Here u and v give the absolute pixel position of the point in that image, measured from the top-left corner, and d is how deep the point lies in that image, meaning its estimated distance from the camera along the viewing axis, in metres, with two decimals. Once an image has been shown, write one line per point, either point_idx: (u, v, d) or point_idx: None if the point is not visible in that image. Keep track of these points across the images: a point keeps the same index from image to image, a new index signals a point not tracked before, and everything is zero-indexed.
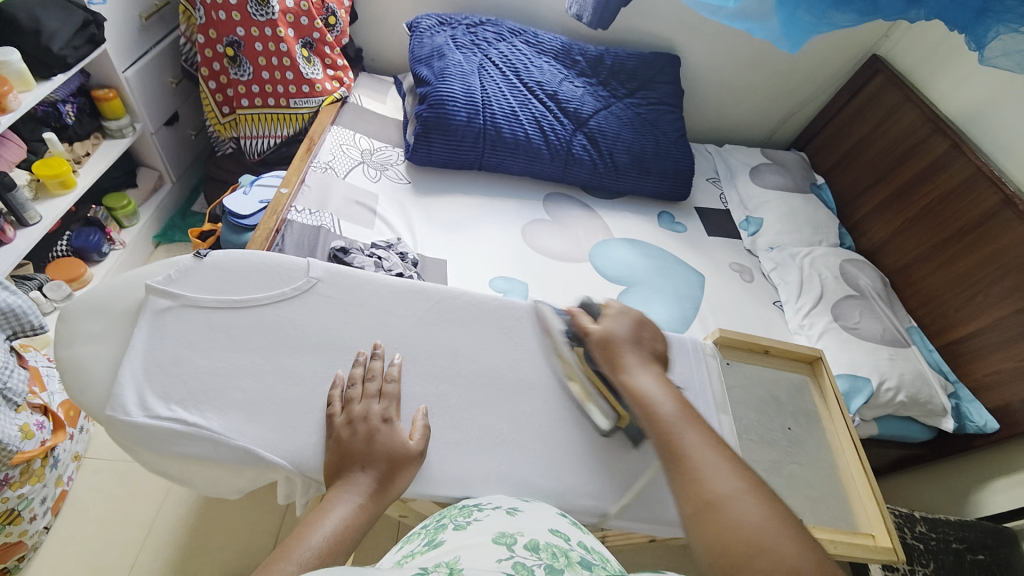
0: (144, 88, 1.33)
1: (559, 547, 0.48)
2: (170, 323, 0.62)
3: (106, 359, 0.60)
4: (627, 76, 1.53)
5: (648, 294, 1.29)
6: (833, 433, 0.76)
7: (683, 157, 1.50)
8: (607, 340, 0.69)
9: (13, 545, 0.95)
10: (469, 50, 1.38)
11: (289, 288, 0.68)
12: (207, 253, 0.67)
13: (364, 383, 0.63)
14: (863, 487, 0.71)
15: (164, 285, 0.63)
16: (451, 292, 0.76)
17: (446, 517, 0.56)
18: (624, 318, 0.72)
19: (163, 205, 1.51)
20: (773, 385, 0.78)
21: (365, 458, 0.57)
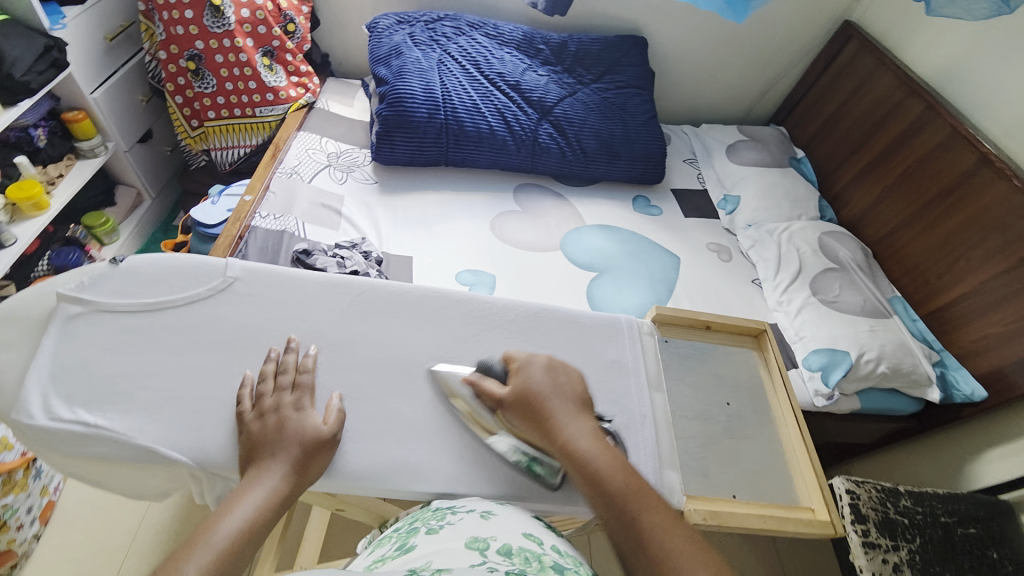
0: (113, 108, 1.36)
1: (532, 550, 0.49)
2: (81, 330, 0.62)
3: (15, 366, 0.60)
4: (592, 61, 1.51)
5: (621, 278, 1.27)
6: (777, 407, 0.74)
7: (654, 139, 1.48)
8: (522, 401, 0.62)
9: (4, 552, 0.99)
10: (427, 46, 1.38)
11: (204, 288, 0.68)
12: (122, 258, 0.67)
13: (277, 375, 0.62)
14: (803, 462, 0.69)
15: (77, 292, 0.63)
16: (377, 284, 0.75)
17: (418, 520, 0.58)
18: (536, 368, 0.64)
19: (143, 221, 1.54)
20: (716, 361, 0.77)
21: (274, 444, 0.56)
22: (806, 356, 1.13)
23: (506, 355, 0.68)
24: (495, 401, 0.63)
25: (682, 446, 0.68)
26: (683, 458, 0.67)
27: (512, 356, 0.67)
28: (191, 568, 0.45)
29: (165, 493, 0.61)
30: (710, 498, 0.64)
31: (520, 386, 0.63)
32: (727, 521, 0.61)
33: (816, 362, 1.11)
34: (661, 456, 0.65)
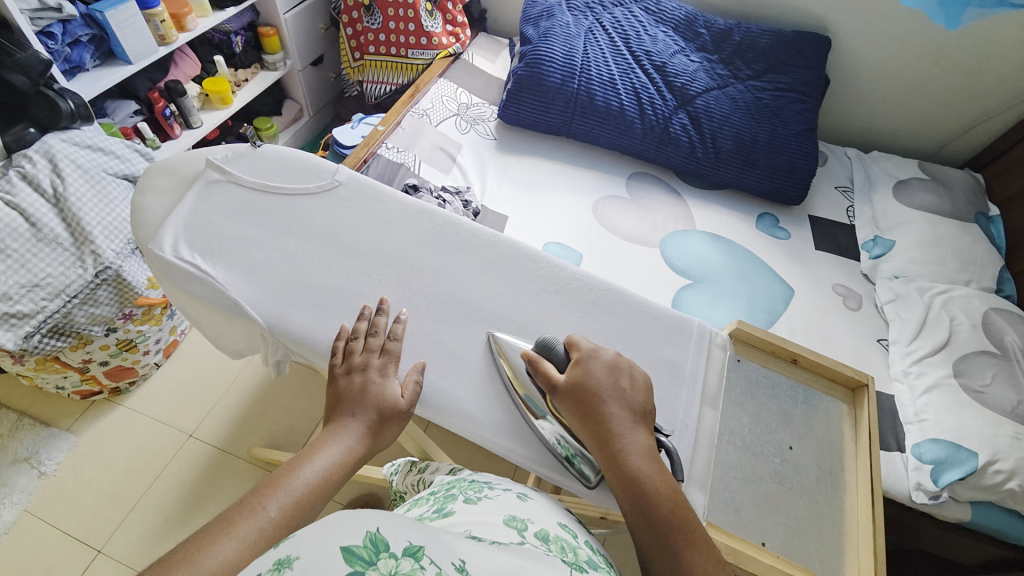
0: (298, 31, 1.55)
1: (566, 541, 0.50)
2: (216, 194, 0.72)
3: (161, 209, 0.71)
4: (755, 55, 1.35)
5: (716, 293, 1.16)
6: (849, 472, 0.64)
7: (803, 153, 1.30)
8: (577, 394, 0.57)
9: (129, 368, 1.20)
10: (581, 12, 1.35)
11: (314, 185, 0.74)
12: (261, 144, 0.77)
13: (367, 337, 0.62)
14: (863, 539, 0.59)
15: (221, 163, 0.74)
16: (455, 220, 0.75)
17: (454, 487, 0.59)
18: (600, 363, 0.59)
19: (297, 134, 1.76)
20: (787, 398, 0.68)
21: (355, 404, 0.58)
22: (919, 443, 0.94)
23: (570, 341, 0.62)
24: (546, 383, 0.59)
25: (722, 471, 0.62)
26: (716, 486, 0.61)
27: (576, 343, 0.61)
28: (272, 507, 0.48)
29: (243, 349, 0.70)
30: (738, 537, 0.58)
31: (578, 379, 0.58)
32: (744, 564, 0.56)
33: (929, 453, 0.91)
34: (694, 471, 0.59)
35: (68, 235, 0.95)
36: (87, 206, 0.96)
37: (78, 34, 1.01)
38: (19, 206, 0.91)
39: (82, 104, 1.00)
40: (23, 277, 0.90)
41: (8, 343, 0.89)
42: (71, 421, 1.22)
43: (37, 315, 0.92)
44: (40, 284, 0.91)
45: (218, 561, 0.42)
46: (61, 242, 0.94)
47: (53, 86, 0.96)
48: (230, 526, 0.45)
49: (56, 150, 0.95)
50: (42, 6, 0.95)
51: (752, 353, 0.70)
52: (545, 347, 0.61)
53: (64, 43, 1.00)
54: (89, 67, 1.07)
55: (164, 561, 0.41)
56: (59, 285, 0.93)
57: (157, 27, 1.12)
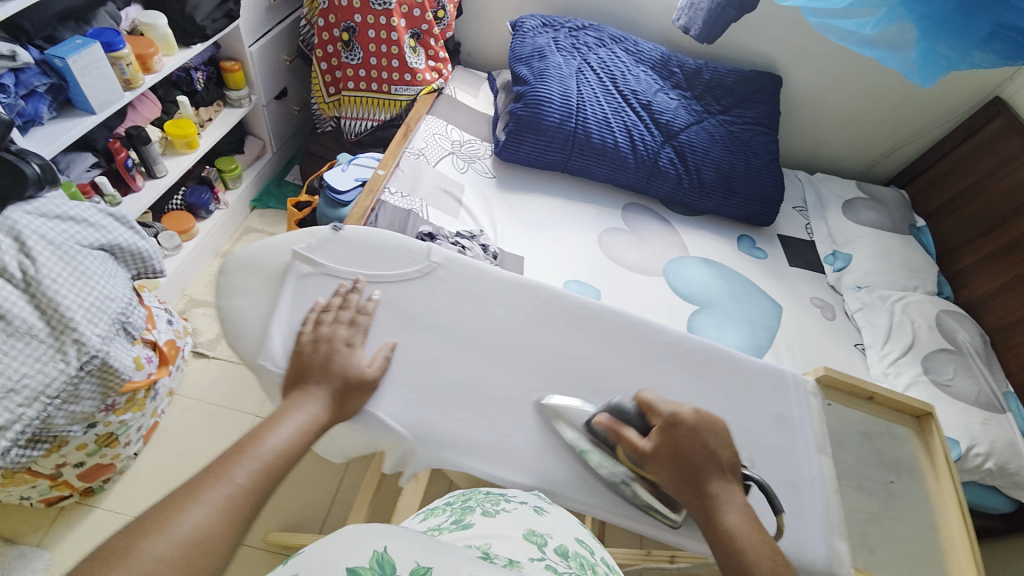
0: (263, 63, 1.43)
1: (585, 558, 0.47)
2: (310, 287, 0.72)
3: (260, 311, 0.70)
4: (723, 92, 1.48)
5: (721, 317, 1.24)
6: (937, 493, 0.76)
7: (773, 181, 1.43)
8: (671, 454, 0.59)
9: (106, 465, 1.05)
10: (569, 52, 1.39)
11: (412, 270, 0.76)
12: (342, 226, 0.77)
13: (338, 309, 0.68)
14: (964, 554, 0.71)
15: (307, 253, 0.74)
16: (557, 291, 0.79)
17: (471, 499, 0.56)
18: (683, 424, 0.60)
19: (261, 172, 1.62)
20: (874, 432, 0.79)
21: (320, 373, 0.61)
22: None
23: (642, 400, 0.63)
24: (632, 450, 0.60)
25: (849, 515, 0.72)
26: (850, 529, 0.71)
27: (649, 404, 0.62)
28: (241, 475, 0.48)
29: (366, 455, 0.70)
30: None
31: (669, 439, 0.59)
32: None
33: None
34: (831, 522, 0.66)
35: (43, 325, 0.80)
36: (65, 288, 0.82)
37: (34, 84, 0.89)
38: None
39: (47, 165, 0.85)
40: None
41: None
42: (41, 535, 1.04)
43: (12, 426, 0.77)
44: (16, 388, 0.77)
45: (190, 528, 0.42)
46: (36, 335, 0.79)
47: (12, 150, 0.81)
48: (195, 494, 0.45)
49: (22, 225, 0.81)
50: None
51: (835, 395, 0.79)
52: (617, 410, 0.63)
53: (18, 95, 0.88)
54: (45, 120, 0.94)
55: (126, 532, 0.41)
56: (38, 386, 0.79)
57: (123, 71, 1.01)
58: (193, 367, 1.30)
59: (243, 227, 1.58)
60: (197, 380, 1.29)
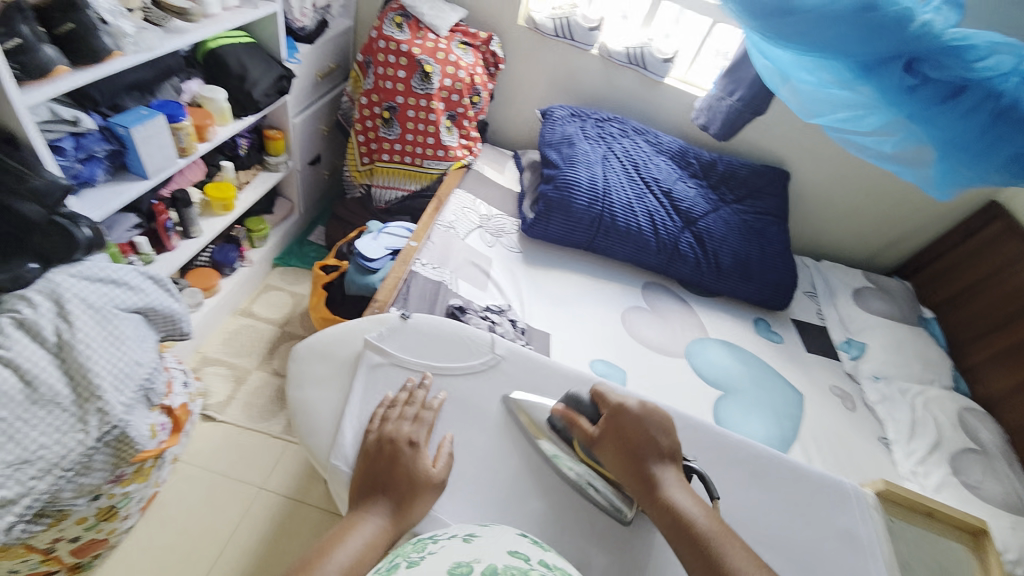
0: (304, 133, 1.51)
1: (518, 570, 0.43)
2: (380, 377, 0.76)
3: (331, 403, 0.73)
4: (737, 183, 1.58)
5: (746, 404, 1.22)
6: None
7: (786, 269, 1.49)
8: (615, 439, 0.67)
9: (100, 540, 0.97)
10: (595, 141, 1.52)
11: (479, 362, 0.80)
12: (410, 315, 0.83)
13: (403, 406, 0.71)
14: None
15: (377, 341, 0.79)
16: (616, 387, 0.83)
17: (397, 554, 0.48)
18: (629, 414, 0.68)
19: (287, 232, 1.65)
20: (938, 551, 0.78)
21: (386, 480, 0.61)
22: None
23: (597, 393, 0.72)
24: (583, 436, 0.69)
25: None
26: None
27: (601, 396, 0.71)
28: None
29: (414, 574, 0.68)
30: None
31: (613, 425, 0.68)
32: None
33: None
34: None
35: (68, 393, 0.76)
36: (96, 354, 0.79)
37: (93, 149, 0.92)
38: (13, 362, 0.72)
39: (97, 229, 0.86)
40: (8, 454, 0.70)
41: None
42: None
43: (20, 500, 0.71)
44: (30, 460, 0.72)
45: None
46: (60, 403, 0.75)
47: (66, 212, 0.82)
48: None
49: (64, 288, 0.80)
50: (55, 118, 0.85)
51: (896, 510, 0.80)
52: (573, 400, 0.73)
53: (76, 159, 0.91)
54: (98, 183, 0.97)
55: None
56: (53, 458, 0.74)
57: (180, 140, 1.06)
58: (199, 432, 1.25)
59: (262, 285, 1.57)
60: (201, 446, 1.23)
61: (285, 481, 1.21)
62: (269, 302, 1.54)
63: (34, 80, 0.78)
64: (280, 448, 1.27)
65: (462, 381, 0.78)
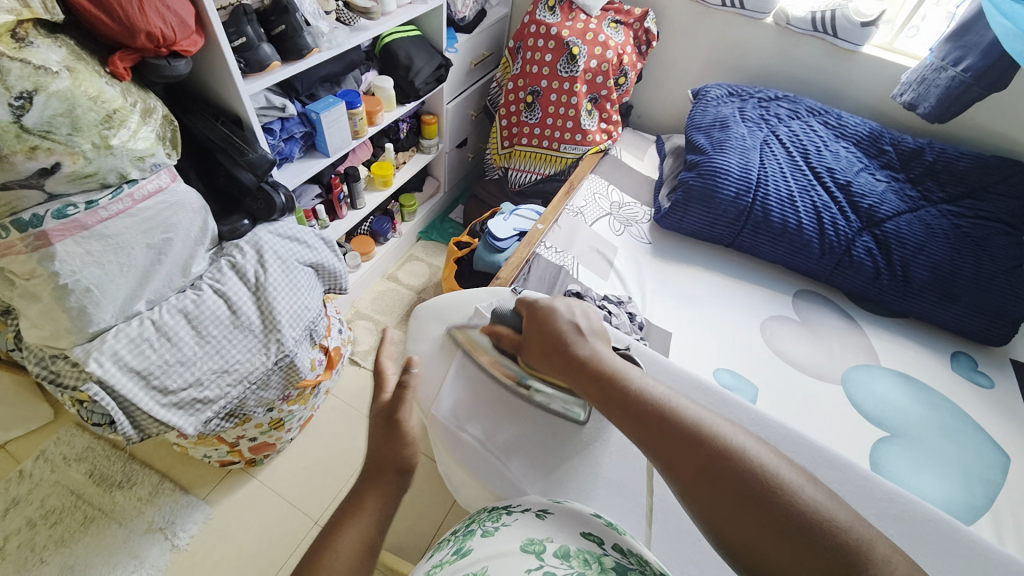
0: (455, 117, 1.64)
1: (591, 555, 0.46)
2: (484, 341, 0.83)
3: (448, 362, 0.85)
4: (951, 178, 1.23)
5: (919, 454, 0.98)
6: None
7: (1018, 293, 1.11)
8: (533, 332, 0.73)
9: (269, 444, 1.22)
10: (755, 123, 1.33)
11: None
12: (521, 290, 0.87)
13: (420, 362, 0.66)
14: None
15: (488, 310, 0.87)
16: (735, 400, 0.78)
17: (475, 521, 0.53)
18: (541, 308, 0.74)
19: (433, 209, 1.82)
20: None
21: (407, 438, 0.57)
22: None
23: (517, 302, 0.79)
24: (509, 341, 0.77)
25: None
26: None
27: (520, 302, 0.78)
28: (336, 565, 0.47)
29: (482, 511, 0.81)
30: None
31: (532, 327, 0.73)
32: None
33: None
34: None
35: (259, 323, 0.97)
36: (280, 295, 0.98)
37: (293, 131, 1.14)
38: (226, 293, 0.94)
39: (289, 196, 1.06)
40: (215, 363, 0.92)
41: (189, 428, 0.90)
42: (208, 490, 1.25)
43: (218, 400, 0.93)
44: (229, 370, 0.93)
45: None
46: (252, 329, 0.96)
47: (269, 181, 1.04)
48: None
49: (263, 242, 1.01)
50: (269, 105, 1.07)
51: None
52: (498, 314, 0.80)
53: (280, 138, 1.13)
54: (295, 159, 1.19)
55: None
56: (244, 372, 0.95)
57: (354, 124, 1.24)
58: (347, 372, 1.48)
59: (408, 254, 1.78)
60: (348, 384, 1.46)
61: None
62: (411, 270, 1.73)
63: (255, 73, 0.99)
64: None
65: None
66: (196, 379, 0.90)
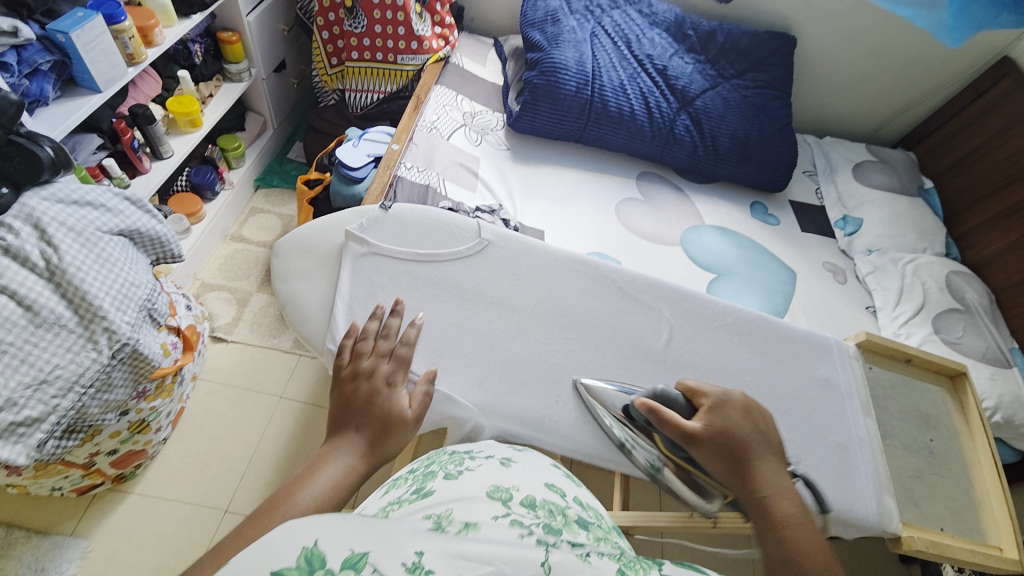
0: (262, 33, 1.37)
1: (555, 504, 0.47)
2: (366, 267, 0.76)
3: (318, 293, 0.75)
4: (738, 55, 1.45)
5: (739, 285, 1.25)
6: (972, 450, 0.80)
7: (787, 146, 1.42)
8: (718, 442, 0.61)
9: (139, 451, 1.07)
10: (582, 16, 1.37)
11: (465, 248, 0.80)
12: (391, 206, 0.81)
13: (376, 339, 0.67)
14: (1001, 508, 0.75)
15: (360, 233, 0.78)
16: (626, 273, 0.82)
17: (434, 463, 0.54)
18: (732, 408, 0.65)
19: (264, 150, 1.58)
20: (912, 392, 0.83)
21: (360, 416, 0.59)
22: None
23: (687, 387, 0.67)
24: (676, 431, 0.63)
25: (894, 471, 0.75)
26: (896, 486, 0.74)
27: (697, 390, 0.67)
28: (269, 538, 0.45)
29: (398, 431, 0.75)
30: (971, 540, 0.73)
31: (720, 435, 0.62)
32: (948, 552, 0.69)
33: None
34: (880, 481, 0.73)
35: (72, 315, 0.78)
36: (91, 276, 0.79)
37: (37, 62, 0.85)
38: (9, 289, 0.74)
39: (59, 148, 0.83)
40: (26, 375, 0.74)
41: (20, 459, 0.73)
42: (75, 523, 1.05)
43: (48, 417, 0.76)
44: (48, 379, 0.75)
45: None
46: (65, 325, 0.77)
47: (23, 133, 0.79)
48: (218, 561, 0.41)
49: (41, 212, 0.79)
50: None
51: (875, 359, 0.84)
52: (663, 397, 0.67)
53: (21, 74, 0.84)
54: (50, 101, 0.90)
55: None
56: (71, 376, 0.77)
57: (124, 45, 0.97)
58: (214, 351, 1.30)
59: (248, 208, 1.54)
60: (220, 363, 1.30)
61: (304, 389, 1.29)
62: (258, 225, 1.51)
63: None
64: (294, 359, 1.33)
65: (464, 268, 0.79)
66: (4, 400, 0.72)
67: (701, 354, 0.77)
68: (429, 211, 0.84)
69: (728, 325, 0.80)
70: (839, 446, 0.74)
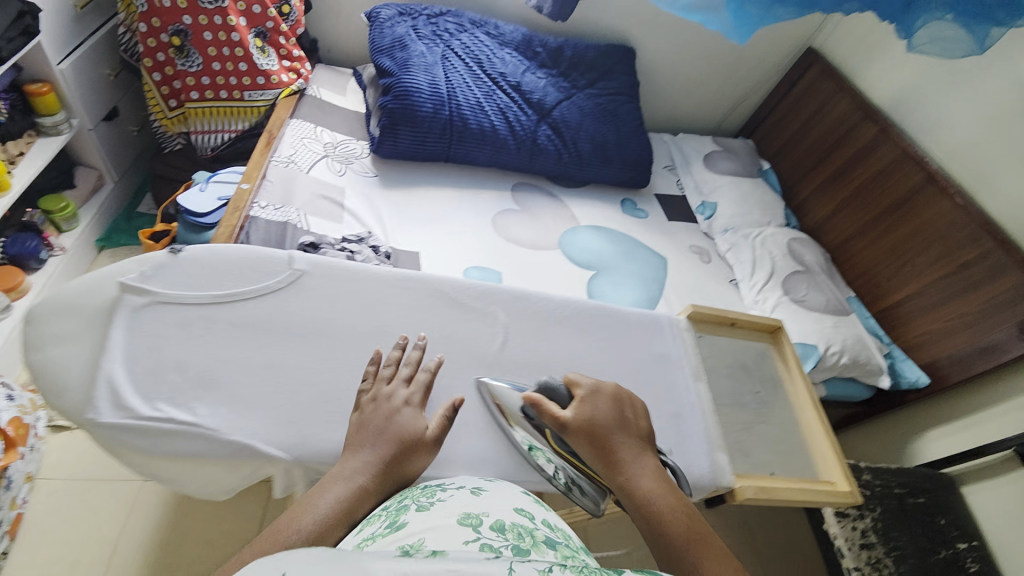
0: (81, 82, 1.24)
1: (524, 526, 0.46)
2: (147, 320, 0.68)
3: (82, 360, 0.64)
4: (586, 67, 1.56)
5: (616, 277, 1.32)
6: (794, 393, 0.89)
7: (642, 145, 1.54)
8: (585, 431, 0.65)
9: None
10: (430, 40, 1.40)
11: (275, 281, 0.74)
12: (181, 249, 0.73)
13: (395, 366, 0.69)
14: (827, 446, 0.84)
15: (139, 283, 0.69)
16: (484, 286, 0.84)
17: (407, 497, 0.53)
18: (602, 397, 0.68)
19: (105, 207, 1.42)
20: (739, 352, 0.91)
21: (376, 433, 0.61)
22: None
23: (569, 379, 0.70)
24: (553, 421, 0.66)
25: (726, 429, 0.82)
26: (728, 441, 0.81)
27: (578, 381, 0.70)
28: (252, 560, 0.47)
29: (232, 490, 0.67)
30: (801, 479, 0.80)
31: (586, 419, 0.66)
32: (775, 495, 0.76)
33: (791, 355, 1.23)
34: (712, 441, 0.79)
35: None
36: None
37: None
38: None
39: None
40: None
41: None
42: None
43: None
44: None
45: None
46: None
47: None
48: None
49: None
50: None
51: (705, 327, 0.91)
52: (546, 388, 0.70)
53: None
54: None
55: None
56: None
57: None
58: (54, 443, 1.12)
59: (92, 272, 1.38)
60: (66, 456, 1.11)
61: None
62: None
63: None
64: None
65: (313, 303, 0.74)
66: None
67: (560, 351, 0.80)
68: (229, 248, 0.76)
69: (565, 317, 0.84)
70: (676, 415, 0.79)
